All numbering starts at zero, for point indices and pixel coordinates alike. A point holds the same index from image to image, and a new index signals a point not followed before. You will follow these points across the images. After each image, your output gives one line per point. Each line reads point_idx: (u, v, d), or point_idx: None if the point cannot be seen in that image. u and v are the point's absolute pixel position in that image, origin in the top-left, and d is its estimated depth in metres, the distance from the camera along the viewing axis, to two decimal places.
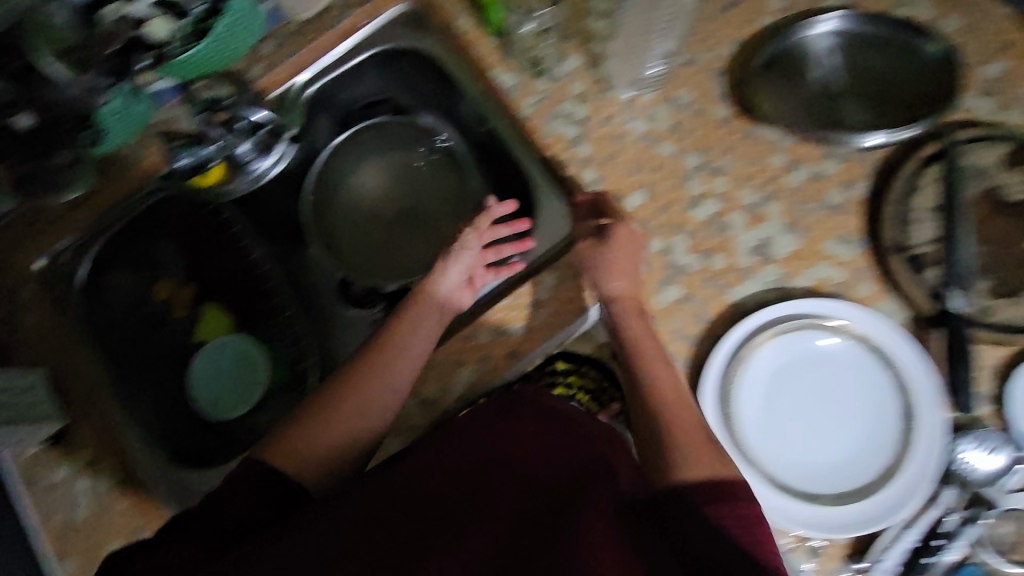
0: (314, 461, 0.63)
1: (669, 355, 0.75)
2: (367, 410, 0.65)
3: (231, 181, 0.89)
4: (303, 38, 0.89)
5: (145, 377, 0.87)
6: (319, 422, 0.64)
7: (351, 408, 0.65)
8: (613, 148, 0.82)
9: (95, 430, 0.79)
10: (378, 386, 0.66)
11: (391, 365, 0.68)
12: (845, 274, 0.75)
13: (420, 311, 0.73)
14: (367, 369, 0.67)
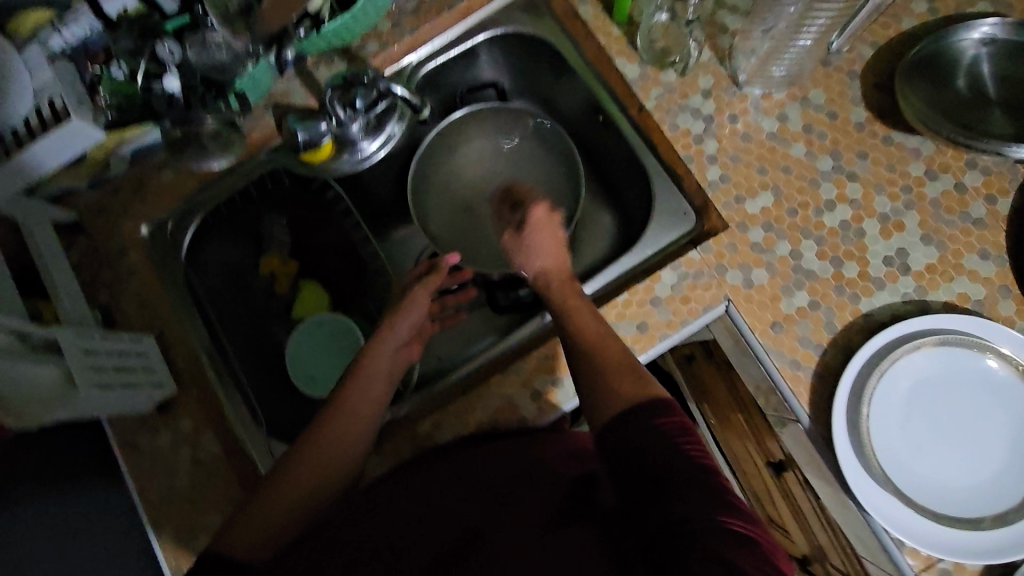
0: (292, 493, 0.61)
1: (796, 362, 0.72)
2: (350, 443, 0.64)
3: (335, 158, 0.85)
4: (423, 16, 0.86)
5: (246, 345, 0.87)
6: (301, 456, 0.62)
7: (329, 438, 0.63)
8: (741, 146, 0.78)
9: (197, 397, 0.78)
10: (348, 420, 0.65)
11: (354, 401, 0.66)
12: (986, 290, 0.72)
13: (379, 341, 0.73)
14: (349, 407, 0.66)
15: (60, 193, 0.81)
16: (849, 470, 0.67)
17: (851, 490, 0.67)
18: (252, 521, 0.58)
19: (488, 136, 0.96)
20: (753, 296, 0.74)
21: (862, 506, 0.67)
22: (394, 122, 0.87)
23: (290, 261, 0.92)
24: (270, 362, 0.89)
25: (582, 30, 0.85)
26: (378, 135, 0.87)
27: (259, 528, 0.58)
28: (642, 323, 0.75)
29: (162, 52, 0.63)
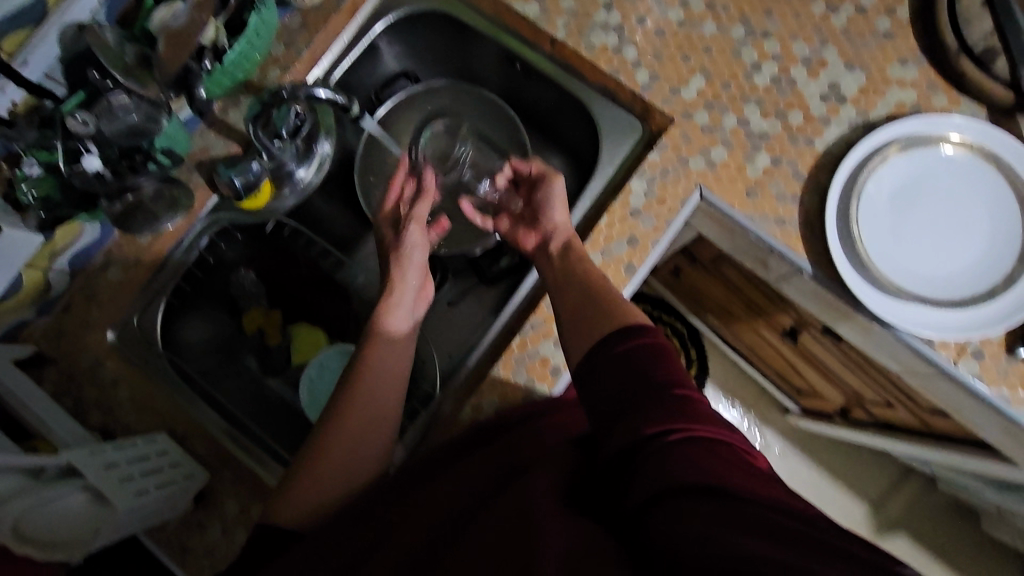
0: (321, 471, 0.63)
1: (781, 220, 0.76)
2: (369, 427, 0.66)
3: (279, 194, 0.84)
4: (315, 29, 0.84)
5: (242, 401, 0.85)
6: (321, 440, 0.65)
7: (350, 420, 0.66)
8: (657, 41, 0.81)
9: (193, 427, 0.76)
10: (345, 457, 0.64)
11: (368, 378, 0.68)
12: (916, 93, 0.76)
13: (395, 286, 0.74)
14: (349, 420, 0.66)
15: (9, 330, 0.75)
16: (867, 298, 0.70)
17: (877, 315, 0.70)
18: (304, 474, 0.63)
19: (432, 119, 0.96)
20: (719, 173, 0.77)
21: (890, 324, 0.70)
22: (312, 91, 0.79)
23: (273, 311, 0.89)
24: (272, 403, 0.86)
25: None
26: (311, 161, 0.85)
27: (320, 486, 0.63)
28: (632, 237, 0.77)
29: (76, 125, 0.56)
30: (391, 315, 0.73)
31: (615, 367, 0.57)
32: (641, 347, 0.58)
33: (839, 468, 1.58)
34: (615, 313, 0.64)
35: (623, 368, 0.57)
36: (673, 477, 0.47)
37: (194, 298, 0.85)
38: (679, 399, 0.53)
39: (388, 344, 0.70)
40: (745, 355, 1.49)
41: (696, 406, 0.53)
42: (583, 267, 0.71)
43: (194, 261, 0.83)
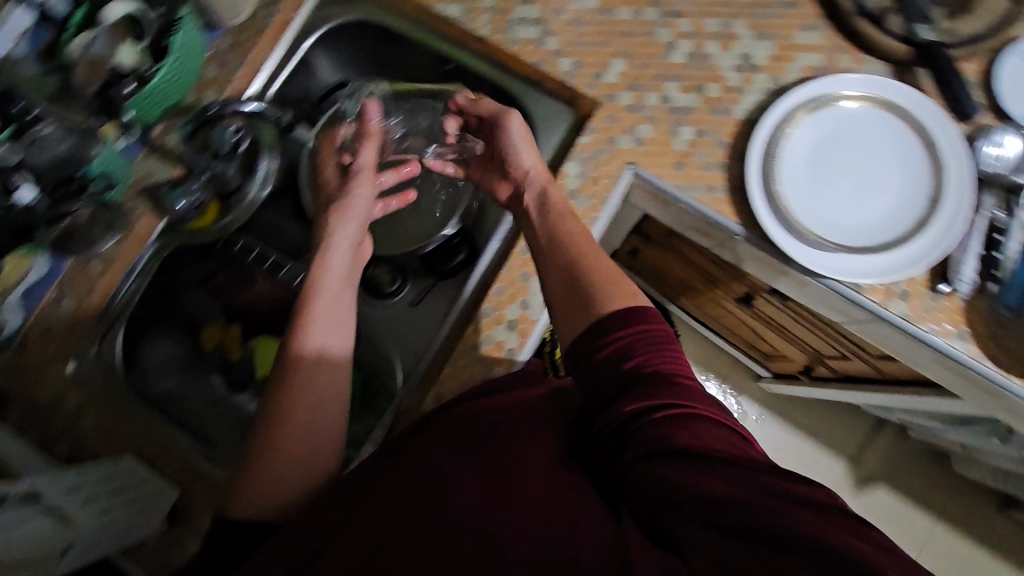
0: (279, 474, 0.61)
1: (709, 187, 0.79)
2: (319, 420, 0.63)
3: (227, 214, 0.86)
4: (246, 50, 0.86)
5: (207, 418, 0.85)
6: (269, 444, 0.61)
7: (298, 419, 0.63)
8: (577, 30, 0.84)
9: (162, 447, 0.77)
10: (302, 447, 0.62)
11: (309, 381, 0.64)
12: (822, 56, 0.81)
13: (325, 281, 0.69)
14: (297, 421, 0.62)
15: None
16: (795, 252, 0.74)
17: (806, 266, 0.74)
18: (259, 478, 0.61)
19: None
20: (647, 149, 0.81)
21: (818, 274, 0.74)
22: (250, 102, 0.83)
23: (230, 325, 0.90)
24: (236, 415, 0.86)
25: None
26: (256, 177, 0.87)
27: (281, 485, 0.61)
28: (571, 218, 0.80)
29: None
30: (325, 307, 0.68)
31: (607, 355, 0.56)
32: (638, 324, 0.57)
33: (815, 427, 1.62)
34: (606, 290, 0.62)
35: (614, 357, 0.56)
36: (673, 451, 0.47)
37: (153, 320, 0.87)
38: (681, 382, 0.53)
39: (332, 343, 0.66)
40: (712, 328, 1.53)
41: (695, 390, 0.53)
42: (573, 224, 0.68)
43: (149, 284, 0.85)
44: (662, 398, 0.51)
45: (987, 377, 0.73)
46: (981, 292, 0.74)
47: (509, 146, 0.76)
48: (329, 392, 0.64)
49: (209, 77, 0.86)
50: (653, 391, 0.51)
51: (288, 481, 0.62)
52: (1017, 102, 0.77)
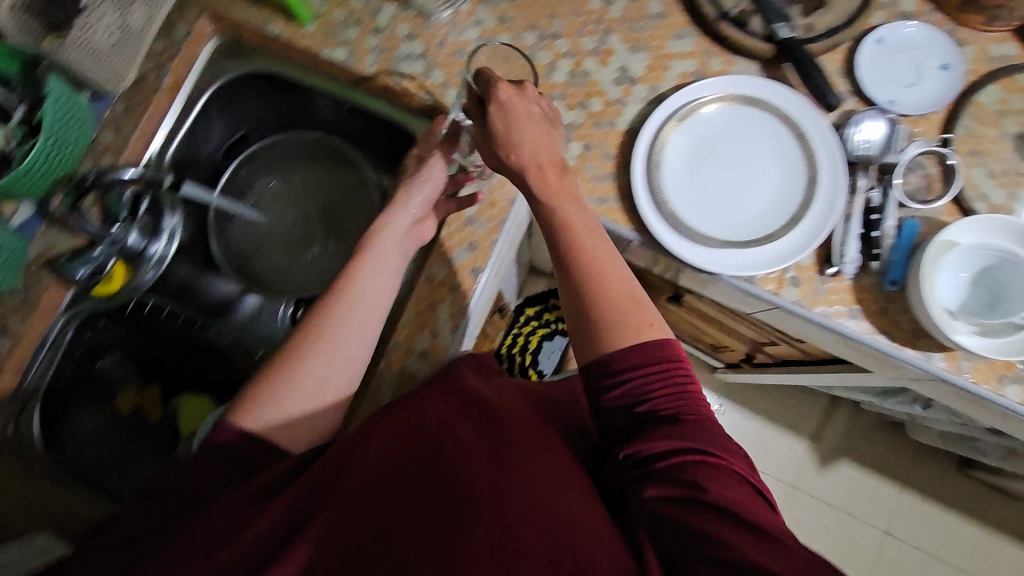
0: (294, 396, 0.63)
1: (602, 198, 0.82)
2: (331, 373, 0.65)
3: (136, 273, 0.87)
4: (139, 112, 0.87)
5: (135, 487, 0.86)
6: (291, 372, 0.64)
7: (319, 355, 0.65)
8: (461, 61, 0.87)
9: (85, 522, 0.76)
10: (319, 380, 0.64)
11: (349, 330, 0.67)
12: (695, 61, 0.84)
13: (362, 273, 0.71)
14: (324, 347, 0.65)
15: None
16: (684, 253, 0.77)
17: (697, 266, 0.76)
18: (280, 390, 0.63)
19: (282, 170, 1.03)
20: None
21: (710, 272, 0.77)
22: (126, 170, 0.78)
23: (147, 387, 0.91)
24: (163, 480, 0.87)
25: (280, 46, 0.90)
26: (162, 235, 0.88)
27: (295, 410, 0.63)
28: (472, 243, 0.82)
29: None
30: (359, 296, 0.69)
31: (625, 394, 0.58)
32: (655, 365, 0.58)
33: (773, 411, 1.65)
34: (627, 317, 0.60)
35: (631, 394, 0.58)
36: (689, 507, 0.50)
37: (69, 392, 0.86)
38: (699, 429, 0.55)
39: (348, 334, 0.66)
40: None
41: (712, 436, 0.55)
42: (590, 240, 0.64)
43: (61, 357, 0.83)
44: (673, 440, 0.54)
45: (907, 362, 0.76)
46: (866, 270, 0.78)
47: (507, 130, 0.67)
48: (347, 355, 0.66)
49: (105, 143, 0.87)
50: (667, 434, 0.55)
51: (298, 406, 0.63)
52: (878, 88, 0.81)
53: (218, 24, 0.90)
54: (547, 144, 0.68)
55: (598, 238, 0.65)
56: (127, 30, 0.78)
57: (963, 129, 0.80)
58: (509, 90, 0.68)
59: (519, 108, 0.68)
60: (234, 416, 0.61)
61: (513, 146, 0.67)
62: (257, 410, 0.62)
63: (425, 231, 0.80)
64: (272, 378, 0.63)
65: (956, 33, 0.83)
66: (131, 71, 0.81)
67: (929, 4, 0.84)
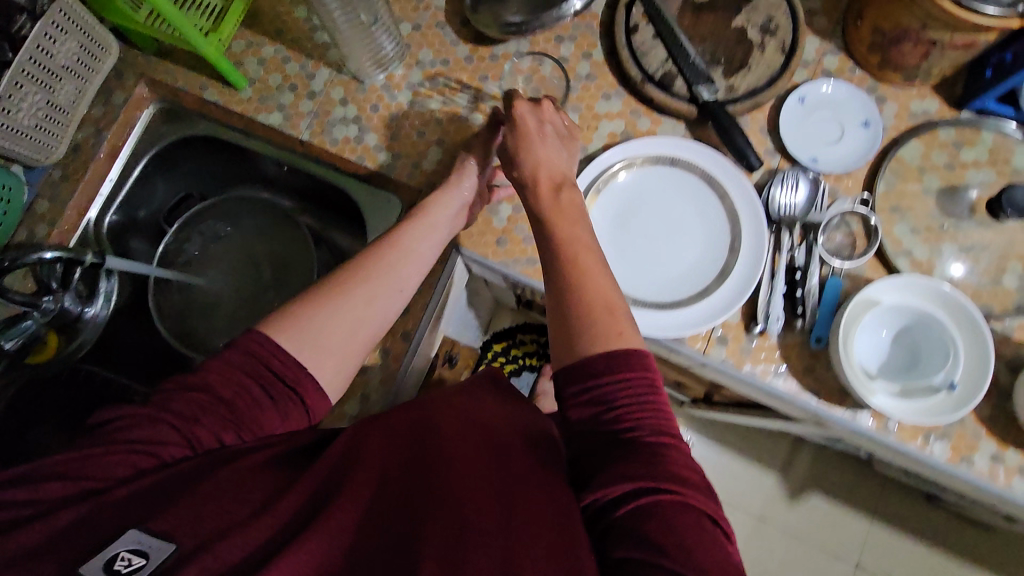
0: (321, 342, 0.62)
1: (531, 259, 0.82)
2: (358, 334, 0.64)
3: (71, 340, 0.87)
4: (75, 180, 0.88)
5: None
6: (317, 323, 0.62)
7: (346, 316, 0.64)
8: (394, 124, 0.88)
9: None
10: (344, 337, 0.63)
11: (381, 298, 0.67)
12: (623, 122, 0.85)
13: (410, 242, 0.73)
14: (353, 316, 0.64)
15: None
16: None
17: None
18: (313, 332, 0.62)
19: (223, 230, 1.01)
20: (471, 230, 0.84)
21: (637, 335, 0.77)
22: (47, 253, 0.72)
23: None
24: None
25: (217, 111, 0.91)
26: (96, 299, 0.89)
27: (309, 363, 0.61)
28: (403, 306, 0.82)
29: None
30: (400, 265, 0.70)
31: (591, 404, 0.57)
32: (637, 385, 0.56)
33: (740, 445, 1.64)
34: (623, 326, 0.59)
35: (596, 400, 0.57)
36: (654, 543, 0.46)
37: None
38: (676, 462, 0.52)
39: (389, 293, 0.68)
40: None
41: (687, 474, 0.51)
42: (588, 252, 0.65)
43: None
44: (638, 478, 0.50)
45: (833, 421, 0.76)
46: (791, 328, 0.78)
47: (518, 148, 0.73)
48: (371, 323, 0.66)
49: (40, 211, 0.87)
50: (634, 471, 0.50)
51: (319, 360, 0.61)
52: (800, 147, 0.82)
53: (156, 90, 0.91)
54: (564, 158, 0.74)
55: (590, 252, 0.65)
56: (55, 105, 0.81)
57: (885, 185, 0.81)
58: (525, 106, 0.74)
59: (531, 127, 0.73)
60: (258, 337, 0.60)
61: (525, 155, 0.72)
62: (285, 341, 0.60)
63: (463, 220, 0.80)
64: (295, 325, 0.62)
65: (877, 90, 0.85)
66: (59, 143, 0.84)
67: (851, 62, 0.85)
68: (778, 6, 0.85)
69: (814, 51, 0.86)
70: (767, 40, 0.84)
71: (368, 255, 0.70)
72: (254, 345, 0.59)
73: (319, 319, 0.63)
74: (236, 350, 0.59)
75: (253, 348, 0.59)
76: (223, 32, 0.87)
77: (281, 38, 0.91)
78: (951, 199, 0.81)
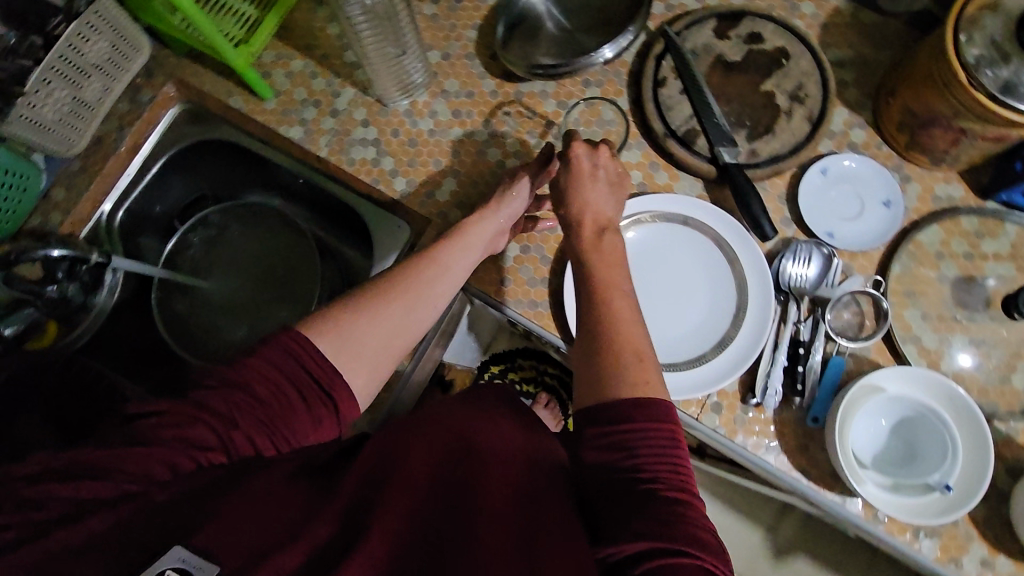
0: (365, 345, 0.61)
1: (533, 302, 0.82)
2: (398, 341, 0.63)
3: (72, 329, 0.88)
4: (94, 172, 0.89)
5: None
6: (360, 325, 0.62)
7: (388, 321, 0.63)
8: (413, 150, 0.88)
9: None
10: (384, 341, 0.62)
11: (422, 307, 0.66)
12: (640, 174, 0.85)
13: (456, 252, 0.73)
14: (396, 322, 0.64)
15: None
16: None
17: None
18: (357, 332, 0.61)
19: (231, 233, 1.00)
20: (476, 266, 0.83)
21: None
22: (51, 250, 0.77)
23: None
24: None
25: (241, 118, 0.91)
26: (101, 291, 0.89)
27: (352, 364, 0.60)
28: None
29: None
30: (440, 277, 0.69)
31: (610, 449, 0.54)
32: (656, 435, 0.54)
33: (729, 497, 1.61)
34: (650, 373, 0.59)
35: (616, 446, 0.54)
36: None
37: None
38: (689, 521, 0.49)
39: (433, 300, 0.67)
40: None
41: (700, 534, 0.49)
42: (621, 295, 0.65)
43: None
44: (654, 536, 0.47)
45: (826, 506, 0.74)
46: (789, 404, 0.76)
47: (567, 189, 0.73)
48: (412, 330, 0.65)
49: (56, 199, 0.88)
50: (644, 530, 0.48)
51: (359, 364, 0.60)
52: (817, 219, 0.81)
53: (183, 91, 0.92)
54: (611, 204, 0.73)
55: (623, 299, 0.65)
56: (82, 100, 0.82)
57: (900, 268, 0.80)
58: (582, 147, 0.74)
59: (584, 169, 0.73)
60: (298, 335, 0.59)
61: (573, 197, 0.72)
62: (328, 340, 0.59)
63: (498, 243, 0.80)
64: (340, 325, 0.61)
65: (902, 169, 0.83)
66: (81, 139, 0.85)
67: (878, 138, 0.84)
68: (809, 74, 0.84)
69: (842, 122, 0.85)
70: (795, 108, 0.83)
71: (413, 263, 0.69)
72: (288, 345, 0.58)
73: (366, 320, 0.62)
74: (276, 347, 0.57)
75: (286, 349, 0.57)
76: (255, 44, 0.87)
77: (311, 54, 0.92)
78: (966, 289, 0.79)
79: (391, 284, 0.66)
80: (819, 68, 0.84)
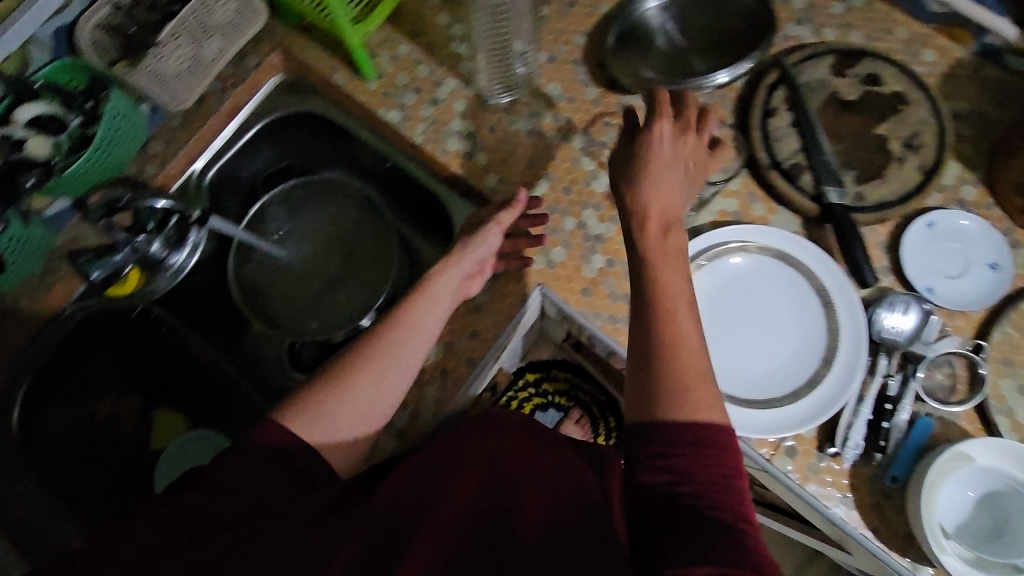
0: (335, 427, 0.62)
1: (612, 317, 0.80)
2: (378, 400, 0.65)
3: (153, 280, 0.87)
4: (192, 129, 0.90)
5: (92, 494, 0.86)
6: (324, 399, 0.63)
7: (358, 386, 0.64)
8: (507, 149, 0.87)
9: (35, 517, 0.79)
10: (361, 408, 0.64)
11: (387, 364, 0.66)
12: (737, 202, 0.82)
13: (432, 297, 0.72)
14: (362, 386, 0.64)
15: None
16: None
17: None
18: (326, 411, 0.62)
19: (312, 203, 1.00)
20: (559, 273, 0.82)
21: None
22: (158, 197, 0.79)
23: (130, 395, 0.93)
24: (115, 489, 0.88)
25: (341, 95, 0.92)
26: (184, 249, 0.88)
27: (324, 442, 0.61)
28: (473, 331, 0.80)
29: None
30: (409, 332, 0.69)
31: (656, 469, 0.52)
32: (705, 454, 0.51)
33: None
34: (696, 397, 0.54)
35: (663, 467, 0.51)
36: None
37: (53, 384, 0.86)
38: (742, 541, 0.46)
39: (410, 346, 0.68)
40: None
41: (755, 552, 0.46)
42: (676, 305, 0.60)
43: (57, 348, 0.85)
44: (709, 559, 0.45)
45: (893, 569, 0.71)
46: (867, 459, 0.73)
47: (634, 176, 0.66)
48: (382, 391, 0.66)
49: (153, 150, 0.90)
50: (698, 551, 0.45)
51: (337, 434, 0.62)
52: (918, 273, 0.78)
53: (288, 61, 0.93)
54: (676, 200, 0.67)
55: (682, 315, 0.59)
56: (199, 59, 0.84)
57: (1002, 335, 0.76)
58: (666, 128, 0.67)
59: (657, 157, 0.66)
60: (267, 423, 0.60)
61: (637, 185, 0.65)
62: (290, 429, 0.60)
63: (474, 285, 0.78)
64: (305, 406, 0.62)
65: (1012, 233, 0.80)
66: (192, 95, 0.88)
67: (990, 198, 0.81)
68: (927, 124, 0.81)
69: (954, 177, 0.82)
70: (908, 156, 0.81)
71: (376, 330, 0.69)
72: (268, 430, 0.59)
73: (330, 395, 0.63)
74: (256, 436, 0.58)
75: (265, 433, 0.59)
76: (370, 23, 0.87)
77: (418, 41, 0.92)
78: None
79: (364, 353, 0.66)
80: (938, 119, 0.81)
